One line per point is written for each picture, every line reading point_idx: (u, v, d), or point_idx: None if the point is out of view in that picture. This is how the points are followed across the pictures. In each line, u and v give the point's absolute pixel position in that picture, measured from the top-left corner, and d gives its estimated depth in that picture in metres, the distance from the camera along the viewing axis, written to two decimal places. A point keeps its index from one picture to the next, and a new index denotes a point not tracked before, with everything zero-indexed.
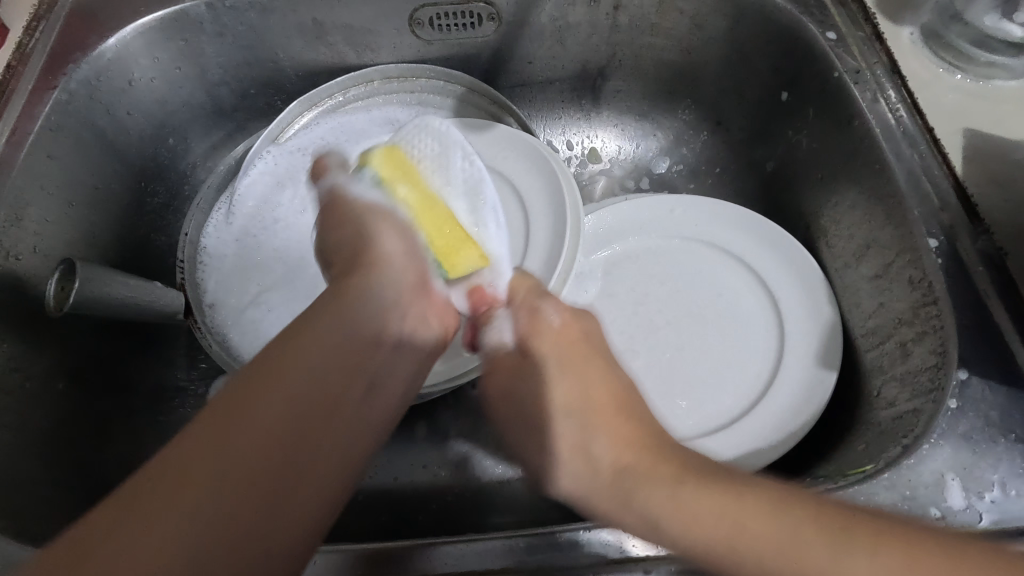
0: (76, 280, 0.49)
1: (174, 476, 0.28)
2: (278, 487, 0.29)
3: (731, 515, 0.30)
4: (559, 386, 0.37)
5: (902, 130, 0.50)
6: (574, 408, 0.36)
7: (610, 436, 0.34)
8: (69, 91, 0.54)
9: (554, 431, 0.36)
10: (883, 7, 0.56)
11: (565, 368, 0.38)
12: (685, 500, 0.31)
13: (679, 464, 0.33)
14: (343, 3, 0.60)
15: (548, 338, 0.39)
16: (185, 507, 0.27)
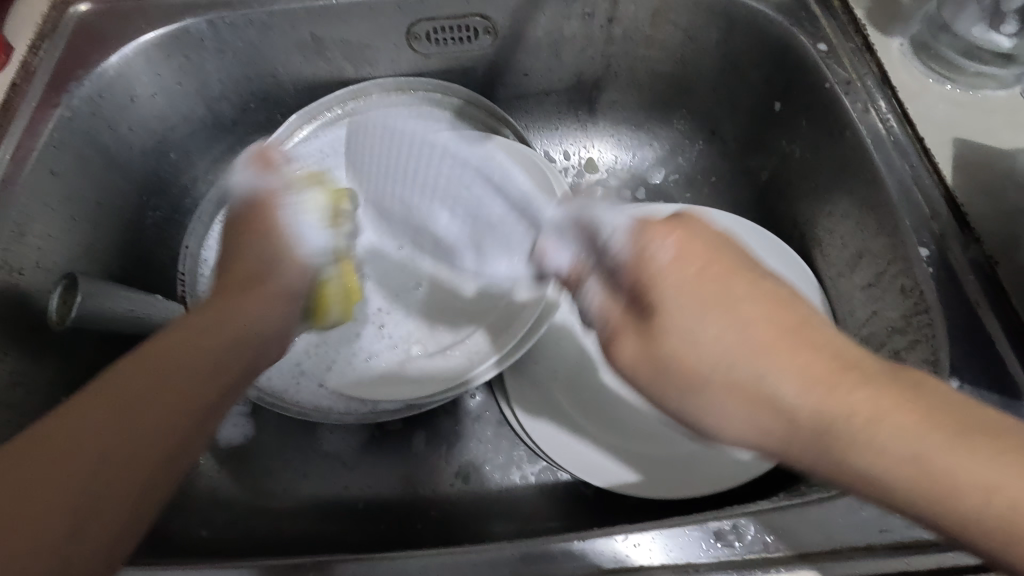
0: (77, 294, 0.49)
1: (68, 425, 0.29)
2: (176, 422, 0.32)
3: (917, 431, 0.28)
4: (717, 339, 0.31)
5: (892, 140, 0.51)
6: (751, 358, 0.30)
7: (765, 364, 0.30)
8: (72, 108, 0.55)
9: (696, 390, 0.32)
10: (872, 19, 0.57)
11: (713, 311, 0.31)
12: (896, 428, 0.28)
13: (890, 392, 0.28)
14: (342, 19, 0.61)
15: (676, 276, 0.32)
16: (102, 445, 0.29)
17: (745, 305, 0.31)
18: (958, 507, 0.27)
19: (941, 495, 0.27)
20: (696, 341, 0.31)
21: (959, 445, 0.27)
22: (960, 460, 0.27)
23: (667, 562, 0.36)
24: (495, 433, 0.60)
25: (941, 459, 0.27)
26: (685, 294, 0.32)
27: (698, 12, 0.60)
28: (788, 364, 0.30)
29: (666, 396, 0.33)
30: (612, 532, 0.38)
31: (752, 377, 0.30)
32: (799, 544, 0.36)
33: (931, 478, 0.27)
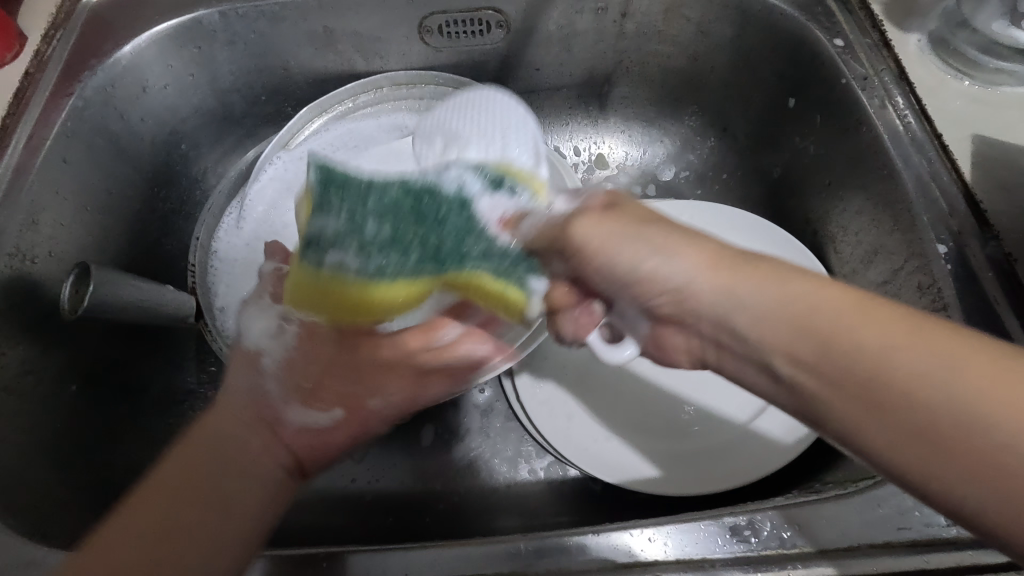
0: (89, 284, 0.49)
1: (105, 544, 0.32)
2: (190, 518, 0.33)
3: (929, 373, 0.27)
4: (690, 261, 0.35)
5: (909, 136, 0.50)
6: (761, 312, 0.32)
7: (771, 304, 0.32)
8: (84, 97, 0.55)
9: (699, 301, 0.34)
10: (889, 14, 0.56)
11: (670, 238, 0.36)
12: (902, 360, 0.27)
13: (860, 303, 0.30)
14: (354, 11, 0.60)
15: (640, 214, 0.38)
16: (127, 550, 0.32)
17: (747, 280, 0.33)
18: (944, 429, 0.26)
19: (947, 416, 0.26)
20: (659, 262, 0.35)
21: (960, 378, 0.26)
22: (962, 394, 0.26)
23: (682, 557, 0.36)
24: (505, 429, 0.60)
25: (932, 372, 0.27)
26: (623, 223, 0.37)
27: (712, 6, 0.59)
28: (751, 281, 0.33)
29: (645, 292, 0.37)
30: (625, 526, 0.38)
31: (792, 312, 0.31)
32: (815, 540, 0.36)
33: (918, 406, 0.27)
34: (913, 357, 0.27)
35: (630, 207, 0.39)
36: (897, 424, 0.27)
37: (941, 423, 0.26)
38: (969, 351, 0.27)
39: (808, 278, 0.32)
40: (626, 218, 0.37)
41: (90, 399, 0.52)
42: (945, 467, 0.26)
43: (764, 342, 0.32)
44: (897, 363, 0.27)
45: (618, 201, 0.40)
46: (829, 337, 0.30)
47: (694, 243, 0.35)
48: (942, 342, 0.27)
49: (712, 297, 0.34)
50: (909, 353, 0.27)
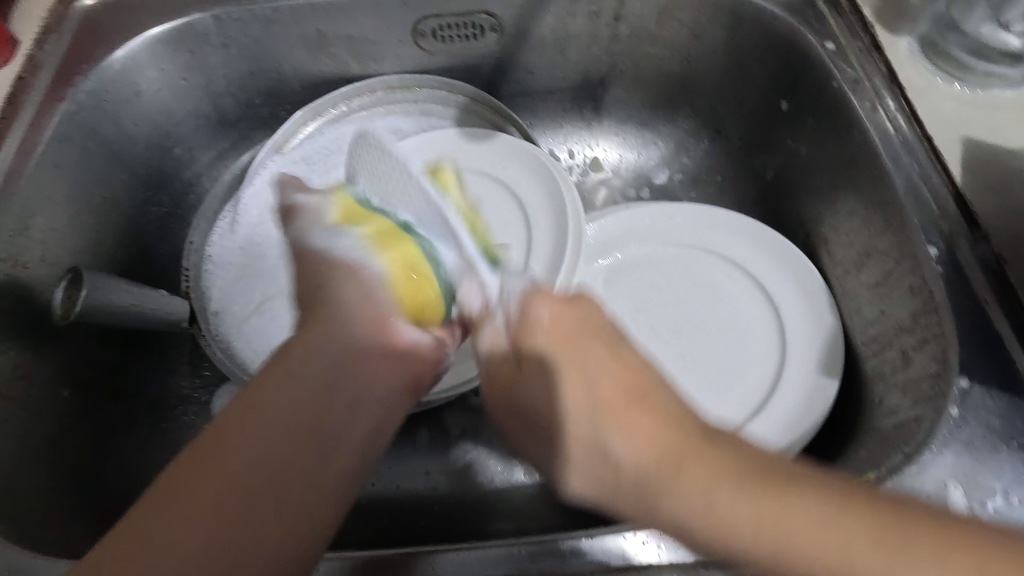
0: (82, 289, 0.49)
1: (209, 445, 0.33)
2: (227, 457, 0.32)
3: (778, 512, 0.28)
4: (628, 443, 0.31)
5: (900, 138, 0.50)
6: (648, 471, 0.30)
7: (702, 501, 0.29)
8: (76, 102, 0.55)
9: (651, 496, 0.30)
10: (879, 17, 0.57)
11: (565, 354, 0.34)
12: (741, 504, 0.29)
13: (715, 463, 0.30)
14: (347, 15, 0.60)
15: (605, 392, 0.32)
16: (200, 488, 0.31)
17: (606, 440, 0.31)
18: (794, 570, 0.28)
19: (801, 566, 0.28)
20: (574, 477, 0.33)
21: (786, 513, 0.28)
22: (822, 550, 0.27)
23: (676, 561, 0.36)
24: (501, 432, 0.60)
25: (779, 536, 0.28)
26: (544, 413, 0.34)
27: (704, 9, 0.60)
28: (611, 433, 0.31)
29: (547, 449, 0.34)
30: (619, 529, 0.37)
31: (608, 457, 0.32)
32: None
33: (784, 546, 0.28)
34: (726, 503, 0.29)
35: (538, 376, 0.34)
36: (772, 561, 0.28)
37: (776, 548, 0.28)
38: (852, 500, 0.28)
39: (652, 420, 0.31)
40: (548, 374, 0.34)
41: (83, 404, 0.52)
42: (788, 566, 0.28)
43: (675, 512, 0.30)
44: (703, 515, 0.29)
45: (556, 321, 0.35)
46: (650, 497, 0.30)
47: (581, 358, 0.33)
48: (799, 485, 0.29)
49: (643, 475, 0.30)
50: (718, 496, 0.29)
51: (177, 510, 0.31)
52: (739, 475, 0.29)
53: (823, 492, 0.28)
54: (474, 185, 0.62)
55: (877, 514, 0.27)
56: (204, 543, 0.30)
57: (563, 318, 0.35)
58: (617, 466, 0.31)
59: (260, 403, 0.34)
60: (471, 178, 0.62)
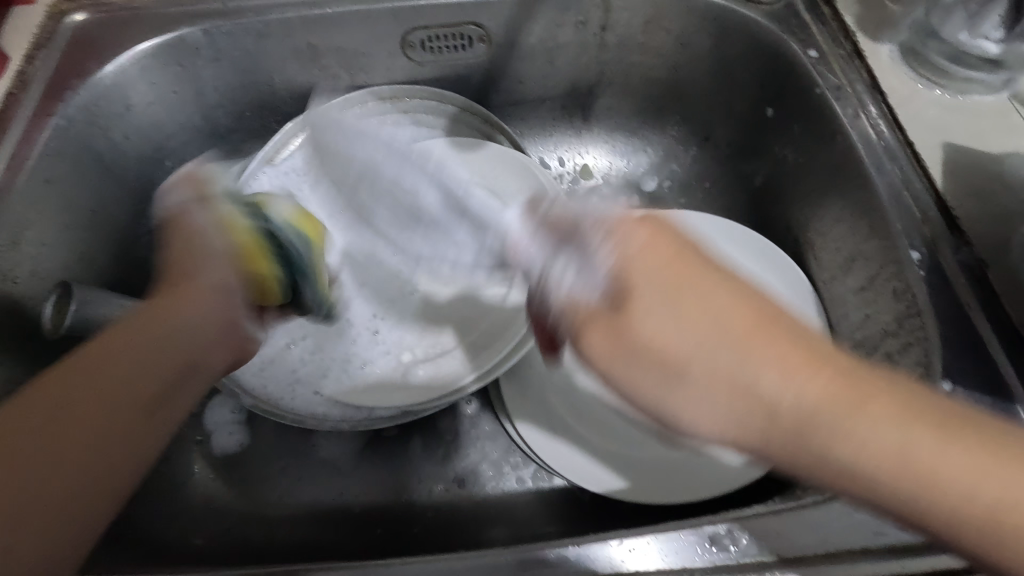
0: (71, 302, 0.50)
1: (66, 376, 0.35)
2: (128, 391, 0.36)
3: (884, 424, 0.31)
4: (702, 411, 0.34)
5: (882, 145, 0.51)
6: (792, 397, 0.32)
7: (779, 390, 0.32)
8: (67, 116, 0.55)
9: (761, 387, 0.33)
10: (862, 25, 0.57)
11: (692, 308, 0.35)
12: (891, 435, 0.31)
13: (808, 357, 0.33)
14: (337, 28, 0.61)
15: (662, 334, 0.35)
16: (90, 418, 0.34)
17: (758, 386, 0.33)
18: (926, 477, 0.30)
19: (911, 473, 0.30)
20: (687, 414, 0.34)
21: (909, 421, 0.31)
22: (922, 450, 0.30)
23: (663, 567, 0.36)
24: (493, 439, 0.60)
25: (906, 450, 0.30)
26: (625, 350, 0.36)
27: (690, 19, 0.61)
28: (763, 354, 0.33)
29: (666, 396, 0.35)
30: (606, 536, 0.38)
31: (751, 381, 0.33)
32: (792, 547, 0.36)
33: (909, 482, 0.30)
34: (800, 395, 0.32)
35: (640, 296, 0.36)
36: (846, 479, 0.32)
37: (919, 483, 0.30)
38: (853, 378, 0.32)
39: (788, 356, 0.33)
40: (655, 347, 0.35)
41: None
42: (904, 484, 0.31)
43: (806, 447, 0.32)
44: (855, 460, 0.31)
45: (637, 234, 0.37)
46: (806, 424, 0.32)
47: (707, 297, 0.35)
48: (904, 403, 0.31)
49: (798, 413, 0.32)
50: (795, 386, 0.32)
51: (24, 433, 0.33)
52: (845, 399, 0.31)
53: (917, 408, 0.31)
54: None
55: (940, 404, 0.31)
56: (67, 488, 0.33)
57: (662, 252, 0.36)
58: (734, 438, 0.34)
59: (120, 350, 0.36)
60: None
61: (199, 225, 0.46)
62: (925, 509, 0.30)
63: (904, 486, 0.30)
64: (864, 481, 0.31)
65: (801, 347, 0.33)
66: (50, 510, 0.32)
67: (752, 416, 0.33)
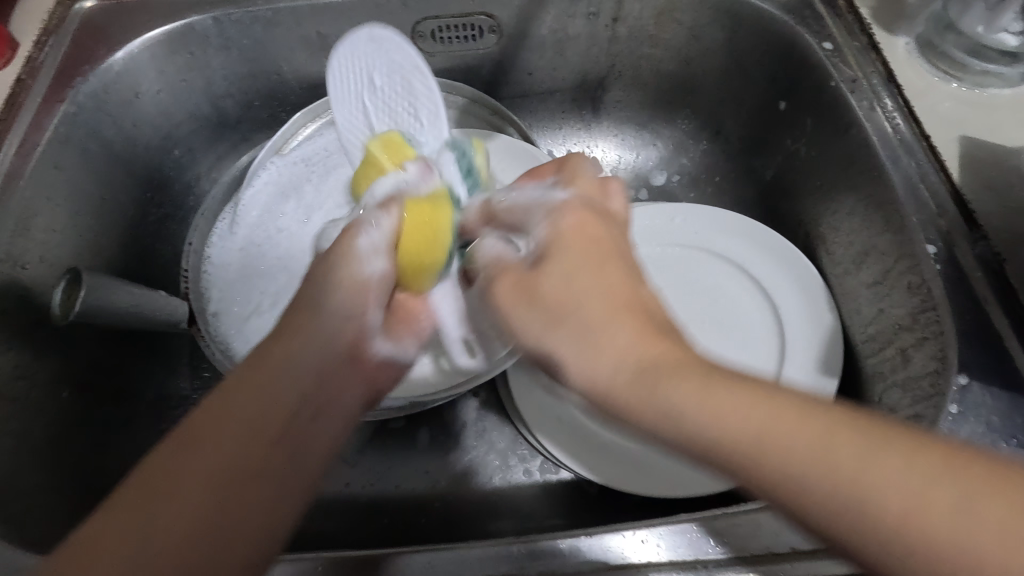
0: (81, 288, 0.49)
1: (246, 374, 0.34)
2: (267, 419, 0.33)
3: (787, 429, 0.25)
4: (625, 338, 0.30)
5: (898, 138, 0.50)
6: (598, 322, 0.31)
7: (676, 407, 0.27)
8: (76, 103, 0.55)
9: (665, 394, 0.28)
10: (877, 17, 0.57)
11: (582, 277, 0.32)
12: (905, 475, 0.23)
13: (706, 380, 0.27)
14: (347, 17, 0.61)
15: (586, 279, 0.32)
16: (251, 407, 0.33)
17: (664, 395, 0.28)
18: (856, 495, 0.24)
19: (889, 518, 0.23)
20: (577, 360, 0.31)
21: (793, 429, 0.25)
22: (815, 451, 0.25)
23: (675, 558, 0.36)
24: (501, 431, 0.60)
25: (796, 466, 0.25)
26: (534, 310, 0.33)
27: (703, 11, 0.60)
28: (662, 389, 0.28)
29: (594, 370, 0.30)
30: (619, 527, 0.37)
31: (662, 407, 0.28)
32: (807, 541, 0.36)
33: (767, 457, 0.25)
34: (728, 425, 0.26)
35: (551, 273, 0.33)
36: (802, 488, 0.25)
37: (777, 460, 0.25)
38: (806, 413, 0.26)
39: (720, 381, 0.27)
40: (559, 351, 0.31)
41: (83, 405, 0.51)
42: (879, 543, 0.24)
43: (643, 425, 0.28)
44: (811, 480, 0.25)
45: (578, 211, 0.36)
46: (756, 450, 0.26)
47: (612, 274, 0.32)
48: (780, 394, 0.27)
49: (620, 393, 0.29)
50: (727, 415, 0.26)
51: (203, 467, 0.31)
52: (649, 363, 0.29)
53: (839, 420, 0.25)
54: None
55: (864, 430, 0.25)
56: (249, 471, 0.32)
57: (580, 230, 0.35)
58: (615, 401, 0.29)
59: (310, 342, 0.37)
60: None
61: (376, 277, 0.40)
62: (860, 535, 0.24)
63: (766, 490, 0.26)
64: (832, 528, 0.24)
65: (718, 371, 0.28)
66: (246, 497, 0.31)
67: (663, 429, 0.28)
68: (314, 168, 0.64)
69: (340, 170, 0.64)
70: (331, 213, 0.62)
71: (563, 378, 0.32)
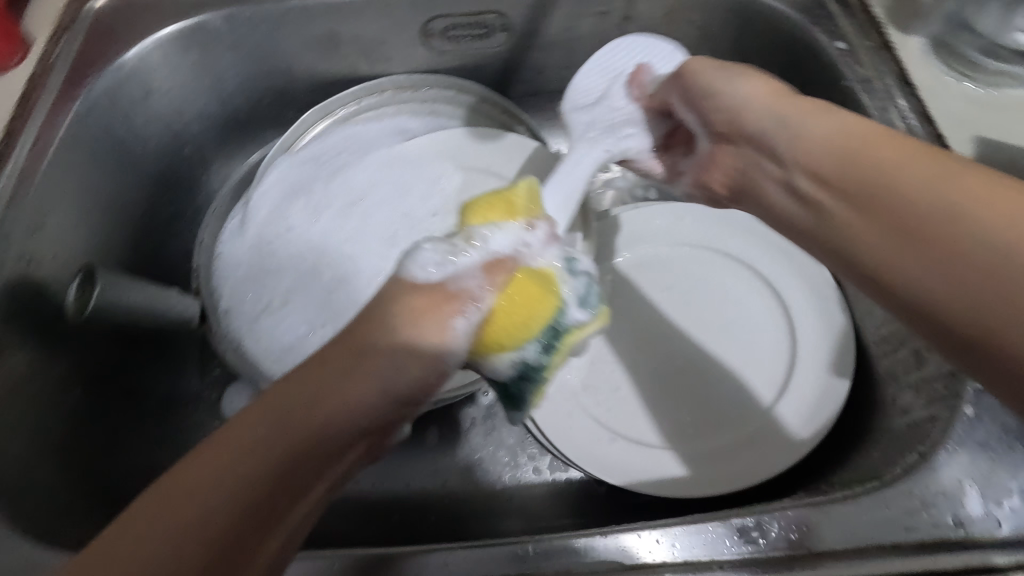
0: (96, 286, 0.49)
1: (268, 407, 0.29)
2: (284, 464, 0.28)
3: (905, 161, 0.34)
4: (756, 83, 0.44)
5: (912, 138, 0.50)
6: (761, 103, 0.43)
7: (880, 165, 0.35)
8: (89, 101, 0.55)
9: (876, 164, 0.35)
10: (891, 16, 0.57)
11: (735, 84, 0.45)
12: (961, 194, 0.31)
13: (828, 122, 0.39)
14: (357, 15, 0.61)
15: (766, 89, 0.44)
16: (257, 454, 0.28)
17: (772, 121, 0.42)
18: (955, 217, 0.31)
19: (940, 209, 0.32)
20: (736, 84, 0.45)
21: (885, 146, 0.35)
22: (915, 187, 0.33)
23: (689, 559, 0.36)
24: (511, 430, 0.60)
25: (890, 177, 0.34)
26: (722, 70, 0.46)
27: (715, 9, 0.60)
28: (805, 117, 0.40)
29: (771, 127, 0.42)
30: (634, 527, 0.37)
31: (853, 143, 0.37)
32: (822, 543, 0.36)
33: (854, 148, 0.37)
34: (823, 146, 0.39)
35: (698, 78, 0.47)
36: (902, 231, 0.33)
37: (882, 179, 0.35)
38: (880, 134, 0.36)
39: (855, 121, 0.38)
40: (709, 88, 0.46)
41: (95, 403, 0.52)
42: (942, 204, 0.32)
43: (759, 127, 0.43)
44: (905, 182, 0.34)
45: (702, 66, 0.47)
46: (848, 153, 0.37)
47: (777, 87, 0.44)
48: (871, 128, 0.37)
49: (826, 171, 0.38)
50: (809, 149, 0.39)
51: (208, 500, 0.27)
52: (869, 129, 0.37)
53: (942, 157, 0.33)
54: (482, 185, 0.62)
55: (930, 172, 0.33)
56: (228, 536, 0.27)
57: (716, 65, 0.47)
58: (834, 167, 0.38)
59: (344, 394, 0.30)
60: (478, 179, 0.62)
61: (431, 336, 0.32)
62: (945, 251, 0.31)
63: (852, 197, 0.36)
64: (894, 264, 0.33)
65: (888, 135, 0.36)
66: (224, 557, 0.27)
67: (825, 146, 0.38)
68: (324, 166, 0.64)
69: (348, 169, 0.64)
70: (339, 211, 0.61)
71: (712, 100, 0.46)
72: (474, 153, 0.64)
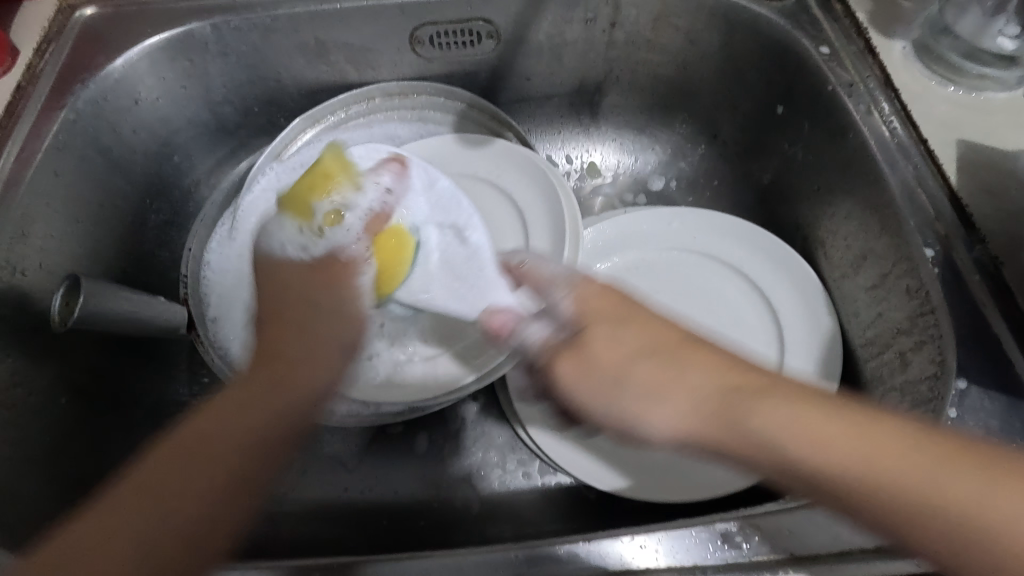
0: (80, 295, 0.49)
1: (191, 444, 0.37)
2: (246, 444, 0.37)
3: (838, 444, 0.36)
4: (666, 417, 0.41)
5: (895, 143, 0.50)
6: (681, 430, 0.40)
7: (858, 451, 0.35)
8: (76, 110, 0.55)
9: (835, 466, 0.35)
10: (874, 21, 0.57)
11: (667, 389, 0.41)
12: (921, 472, 0.34)
13: (805, 404, 0.38)
14: (345, 22, 0.61)
15: (689, 389, 0.40)
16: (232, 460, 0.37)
17: (750, 423, 0.38)
18: (927, 503, 0.33)
19: (954, 518, 0.33)
20: (648, 416, 0.41)
21: (841, 439, 0.36)
22: (906, 474, 0.34)
23: (674, 564, 0.36)
24: (500, 436, 0.60)
25: (886, 473, 0.34)
26: (597, 378, 0.43)
27: (699, 15, 0.60)
28: (751, 415, 0.38)
29: (756, 427, 0.38)
30: (617, 533, 0.37)
31: (764, 439, 0.37)
32: (803, 546, 0.36)
33: (828, 467, 0.35)
34: (805, 454, 0.36)
35: (600, 332, 0.43)
36: (820, 483, 0.36)
37: (866, 477, 0.35)
38: (816, 407, 0.37)
39: (805, 417, 0.37)
40: (652, 397, 0.41)
41: (80, 412, 0.51)
42: (965, 545, 0.33)
43: (742, 436, 0.38)
44: (872, 489, 0.34)
45: (604, 308, 0.44)
46: (780, 455, 0.37)
47: (683, 393, 0.40)
48: (846, 451, 0.35)
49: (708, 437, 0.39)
50: (823, 447, 0.36)
51: (220, 437, 0.37)
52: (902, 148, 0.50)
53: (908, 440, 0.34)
54: (470, 191, 0.62)
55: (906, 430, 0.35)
56: (220, 493, 0.36)
57: (613, 304, 0.45)
58: (773, 454, 0.37)
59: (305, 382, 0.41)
60: (467, 184, 0.62)
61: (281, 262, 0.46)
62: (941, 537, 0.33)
63: (799, 487, 0.37)
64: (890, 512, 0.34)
65: (838, 415, 0.36)
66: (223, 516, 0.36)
67: (765, 455, 0.37)
68: None
69: None
70: None
71: (641, 430, 0.42)
72: (463, 159, 0.64)
